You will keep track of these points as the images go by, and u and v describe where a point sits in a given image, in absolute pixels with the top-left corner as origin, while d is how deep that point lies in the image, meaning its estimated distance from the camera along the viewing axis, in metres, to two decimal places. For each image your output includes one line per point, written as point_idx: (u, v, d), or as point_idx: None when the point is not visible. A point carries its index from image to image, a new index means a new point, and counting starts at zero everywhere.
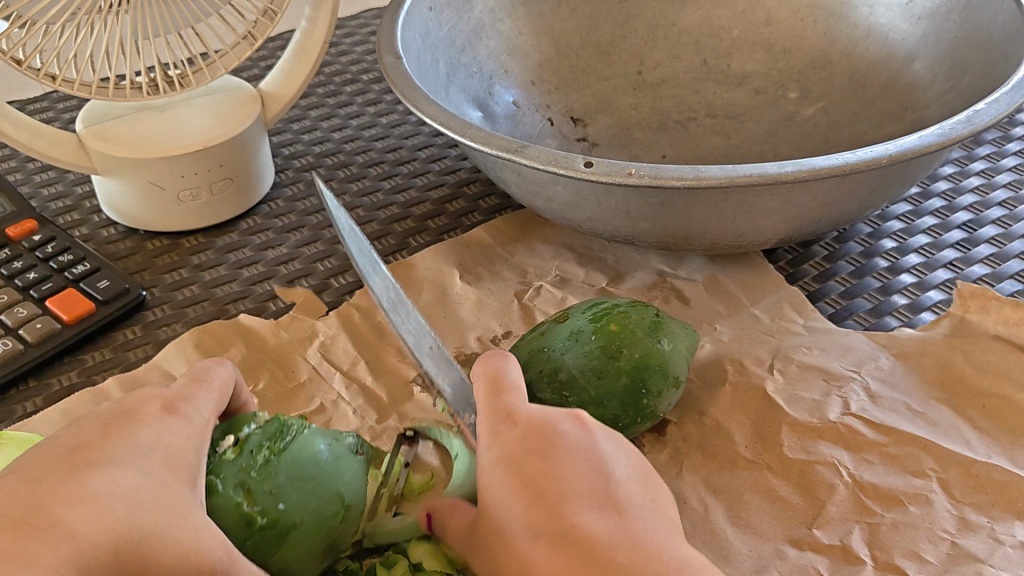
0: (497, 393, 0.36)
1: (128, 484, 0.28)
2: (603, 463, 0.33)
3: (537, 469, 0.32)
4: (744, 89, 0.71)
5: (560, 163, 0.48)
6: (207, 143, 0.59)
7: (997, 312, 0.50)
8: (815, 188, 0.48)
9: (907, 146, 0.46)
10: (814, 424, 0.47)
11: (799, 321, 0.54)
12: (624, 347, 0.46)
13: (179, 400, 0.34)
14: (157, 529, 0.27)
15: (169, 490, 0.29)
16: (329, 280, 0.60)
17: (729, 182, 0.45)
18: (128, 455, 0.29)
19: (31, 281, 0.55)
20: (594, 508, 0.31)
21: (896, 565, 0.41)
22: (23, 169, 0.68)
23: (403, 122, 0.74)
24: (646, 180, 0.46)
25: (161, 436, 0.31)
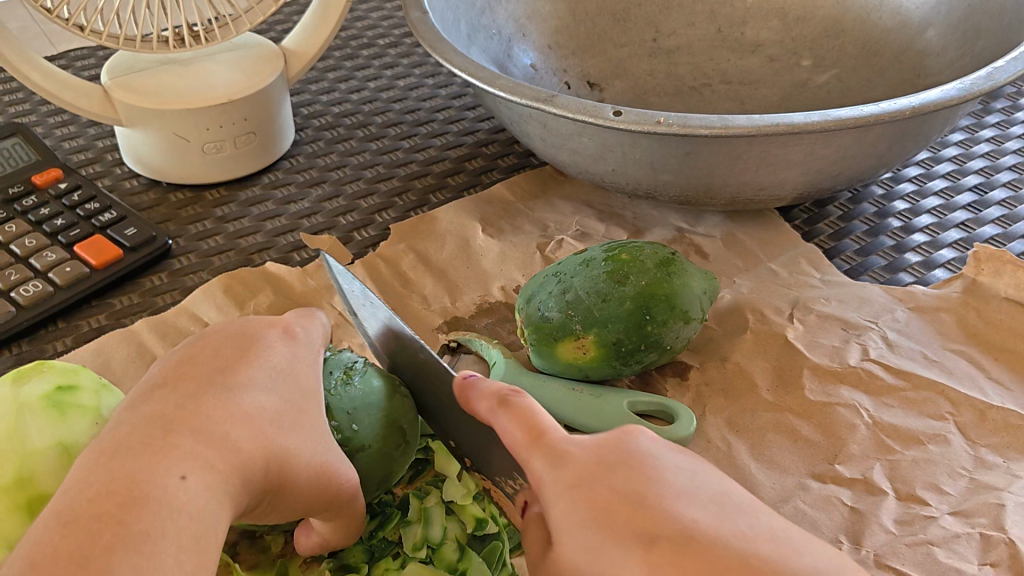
0: (537, 435, 0.30)
1: (271, 404, 0.32)
2: (689, 475, 0.28)
3: (612, 485, 0.28)
4: (758, 56, 0.72)
5: (590, 112, 0.49)
6: (233, 96, 0.60)
7: (1011, 277, 0.51)
8: (837, 139, 0.49)
9: (930, 99, 0.47)
10: (835, 369, 0.49)
11: (816, 276, 0.55)
12: (632, 275, 0.47)
13: (294, 324, 0.36)
14: (294, 446, 0.32)
15: (300, 410, 0.33)
16: (352, 233, 0.60)
17: (756, 131, 0.46)
18: (267, 372, 0.33)
19: (59, 228, 0.56)
20: (696, 508, 0.26)
21: (919, 496, 0.42)
22: (43, 122, 0.68)
23: (421, 85, 0.75)
24: (674, 129, 0.47)
25: (293, 357, 0.35)
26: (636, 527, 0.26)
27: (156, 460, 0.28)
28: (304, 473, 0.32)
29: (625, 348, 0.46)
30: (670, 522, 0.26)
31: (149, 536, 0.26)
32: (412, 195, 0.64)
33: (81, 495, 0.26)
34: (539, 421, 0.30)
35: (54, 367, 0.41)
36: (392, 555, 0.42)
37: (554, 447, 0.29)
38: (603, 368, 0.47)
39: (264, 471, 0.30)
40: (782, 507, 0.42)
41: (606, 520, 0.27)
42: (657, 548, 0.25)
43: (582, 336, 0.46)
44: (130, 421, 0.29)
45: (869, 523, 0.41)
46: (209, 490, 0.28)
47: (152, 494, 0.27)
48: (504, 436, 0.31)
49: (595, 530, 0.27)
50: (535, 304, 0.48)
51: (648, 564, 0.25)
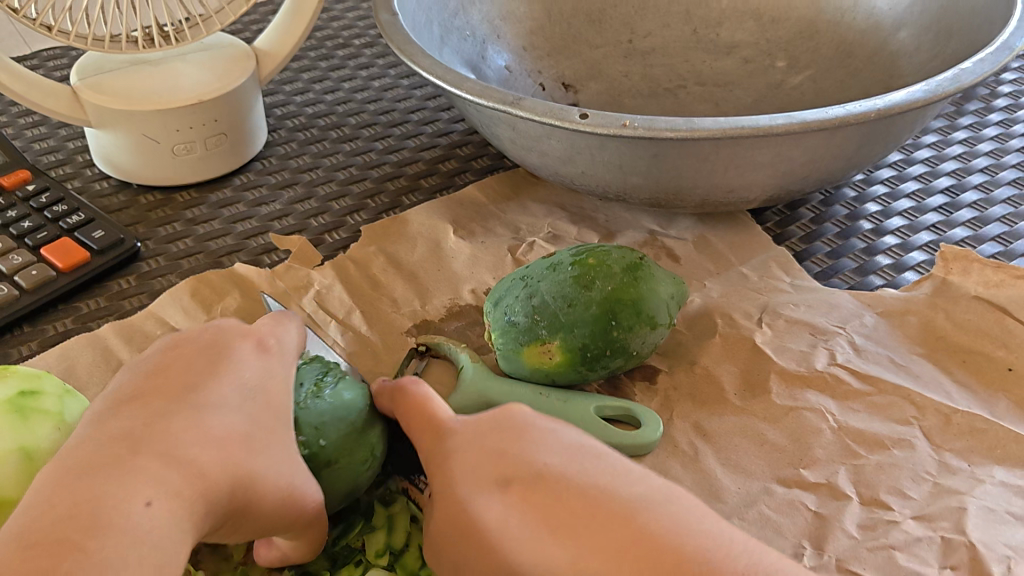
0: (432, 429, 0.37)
1: (239, 425, 0.32)
2: (555, 433, 0.35)
3: (488, 444, 0.34)
4: (733, 58, 0.72)
5: (557, 115, 0.49)
6: (203, 97, 0.60)
7: (978, 274, 0.51)
8: (805, 142, 0.49)
9: (897, 101, 0.47)
10: (802, 373, 0.49)
11: (785, 279, 0.55)
12: (598, 280, 0.47)
13: (267, 337, 0.37)
14: (263, 467, 0.32)
15: (271, 427, 0.34)
16: (323, 235, 0.60)
17: (723, 133, 0.46)
18: (239, 390, 0.34)
19: (25, 230, 0.55)
20: (552, 453, 0.33)
21: (882, 500, 0.42)
22: (14, 123, 0.67)
23: (396, 85, 0.74)
24: (640, 131, 0.47)
25: (265, 373, 0.35)
26: (498, 474, 0.33)
27: (118, 483, 0.28)
28: (273, 493, 0.32)
29: (590, 354, 0.46)
30: (528, 467, 0.32)
31: (108, 563, 0.26)
32: (384, 197, 0.64)
33: (46, 516, 0.27)
34: (435, 412, 0.38)
35: (16, 372, 0.40)
36: (355, 562, 0.42)
37: (439, 422, 0.37)
38: (569, 374, 0.47)
39: (233, 497, 0.31)
40: (746, 513, 0.42)
41: (481, 472, 0.33)
42: (512, 488, 0.32)
43: (548, 341, 0.46)
44: (102, 435, 0.30)
45: (832, 528, 0.41)
46: (173, 518, 0.29)
47: (113, 520, 0.27)
48: (408, 414, 0.39)
49: (470, 484, 0.33)
50: (502, 309, 0.48)
51: (504, 499, 0.32)
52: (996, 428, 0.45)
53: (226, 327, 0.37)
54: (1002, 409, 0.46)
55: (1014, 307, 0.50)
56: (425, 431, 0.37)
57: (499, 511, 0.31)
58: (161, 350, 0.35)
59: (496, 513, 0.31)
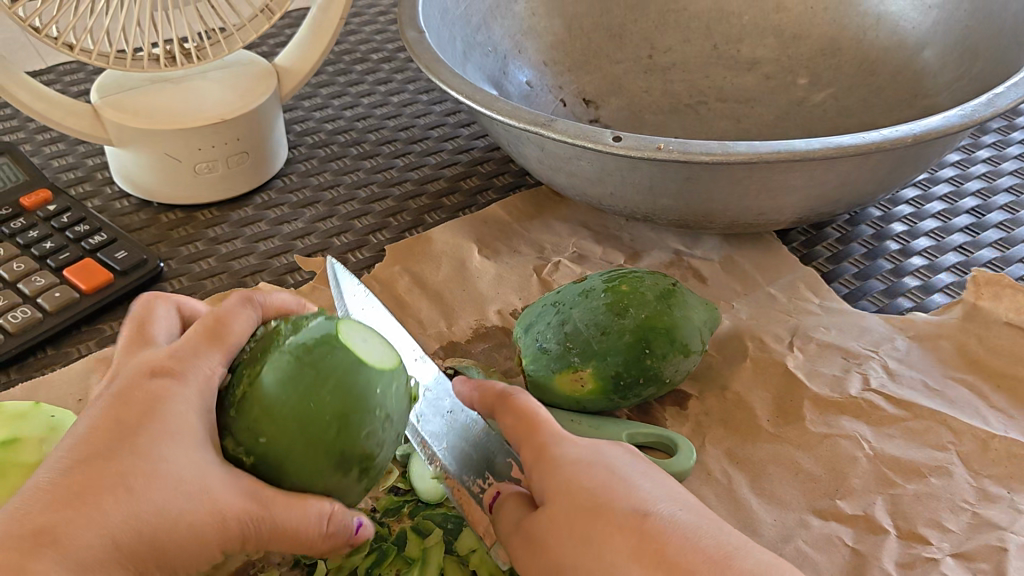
0: (534, 429, 0.35)
1: (146, 477, 0.29)
2: (673, 492, 0.33)
3: (608, 478, 0.32)
4: (754, 74, 0.72)
5: (588, 137, 0.48)
6: (226, 116, 0.59)
7: (1011, 300, 0.50)
8: (839, 166, 0.49)
9: (931, 128, 0.47)
10: (835, 399, 0.48)
11: (814, 301, 0.54)
12: (632, 306, 0.47)
13: (176, 359, 0.32)
14: (162, 522, 0.29)
15: (189, 464, 0.30)
16: (346, 254, 0.60)
17: (757, 159, 0.46)
18: (155, 441, 0.30)
19: (47, 251, 0.55)
20: (680, 513, 0.32)
21: (920, 534, 0.42)
22: (32, 140, 0.67)
23: (416, 101, 0.74)
24: (674, 155, 0.47)
25: (178, 405, 0.31)
26: (627, 518, 0.31)
27: None
28: (183, 542, 0.29)
29: (623, 381, 0.46)
30: (659, 523, 0.31)
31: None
32: (407, 216, 0.63)
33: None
34: (537, 415, 0.35)
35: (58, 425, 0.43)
36: None
37: (559, 437, 0.34)
38: (601, 401, 0.47)
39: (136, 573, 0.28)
40: (782, 546, 0.42)
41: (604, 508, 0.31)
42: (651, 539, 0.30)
43: (580, 369, 0.46)
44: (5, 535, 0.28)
45: (871, 564, 0.41)
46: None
47: None
48: (518, 418, 0.35)
49: (591, 519, 0.31)
50: (533, 335, 0.47)
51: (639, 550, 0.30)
52: None
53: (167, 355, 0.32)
54: None
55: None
56: (543, 443, 0.34)
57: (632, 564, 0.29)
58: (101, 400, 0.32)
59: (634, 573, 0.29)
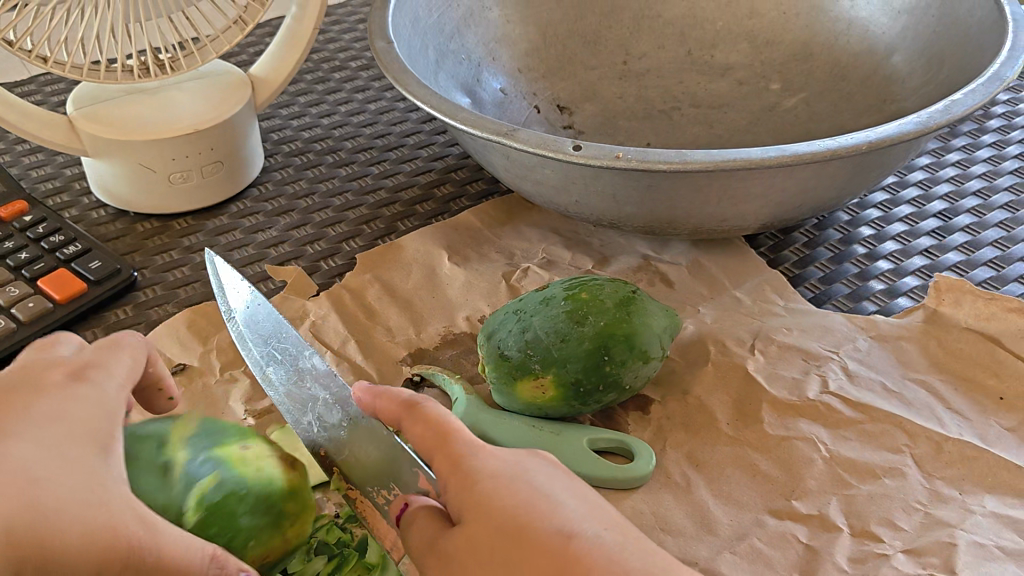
0: (447, 442, 0.35)
1: (31, 461, 0.30)
2: (591, 501, 0.34)
3: (525, 495, 0.33)
4: (728, 79, 0.73)
5: (549, 146, 0.49)
6: (198, 126, 0.60)
7: (972, 305, 0.51)
8: (798, 173, 0.49)
9: (888, 134, 0.48)
10: (794, 402, 0.49)
11: (779, 303, 0.55)
12: (591, 314, 0.47)
13: (88, 366, 0.35)
14: (54, 502, 0.29)
15: (73, 453, 0.31)
16: (319, 262, 0.60)
17: (715, 166, 0.47)
18: (26, 423, 0.31)
19: (22, 261, 0.56)
20: (599, 526, 0.32)
21: (872, 531, 0.43)
22: (11, 151, 0.68)
23: (392, 108, 0.75)
24: (633, 163, 0.48)
25: (78, 401, 0.33)
26: (547, 538, 0.31)
27: None
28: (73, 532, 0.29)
29: (583, 388, 0.46)
30: (580, 539, 0.31)
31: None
32: (380, 223, 0.64)
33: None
34: (448, 425, 0.36)
35: None
36: None
37: (474, 446, 0.35)
38: (563, 407, 0.47)
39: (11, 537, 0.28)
40: (736, 546, 0.43)
41: (523, 528, 0.32)
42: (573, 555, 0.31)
43: (540, 375, 0.46)
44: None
45: (823, 561, 0.41)
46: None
47: None
48: (431, 429, 0.36)
49: (512, 530, 0.32)
50: (495, 342, 0.48)
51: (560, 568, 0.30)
52: (986, 455, 0.45)
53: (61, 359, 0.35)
54: (994, 435, 0.46)
55: (1005, 337, 0.50)
56: (457, 454, 0.35)
57: None
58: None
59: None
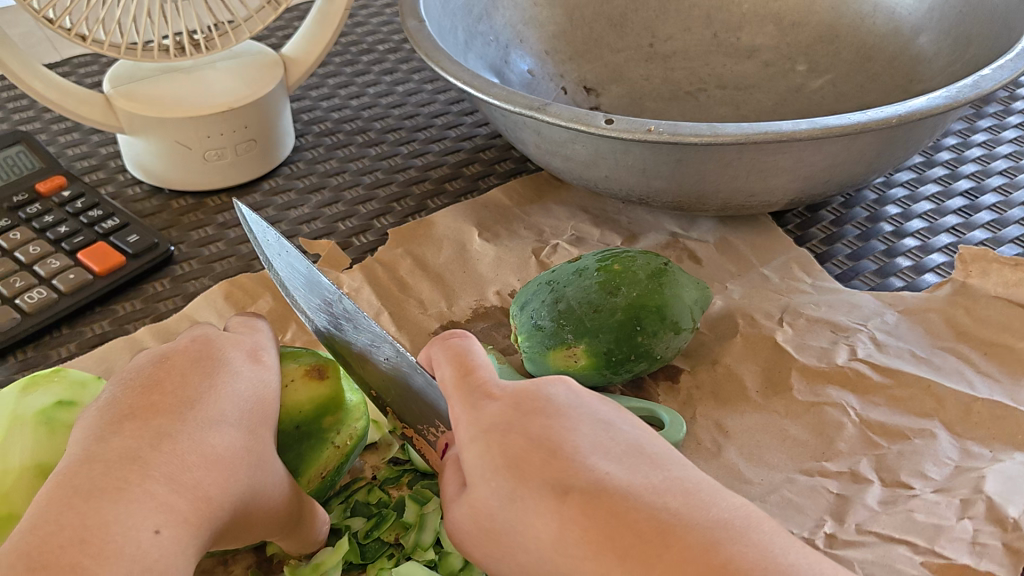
0: (466, 376, 0.35)
1: (237, 442, 0.34)
2: (606, 429, 0.33)
3: (530, 432, 0.33)
4: (754, 61, 0.73)
5: (581, 120, 0.50)
6: (233, 104, 0.61)
7: (997, 274, 0.52)
8: (826, 146, 0.50)
9: (916, 108, 0.48)
10: (823, 368, 0.49)
11: (807, 280, 0.56)
12: (623, 285, 0.48)
13: (259, 348, 0.39)
14: (258, 483, 0.34)
15: (263, 434, 0.35)
16: (351, 238, 0.61)
17: (745, 139, 0.47)
18: (224, 403, 0.35)
19: (62, 234, 0.57)
20: (608, 458, 0.32)
21: (904, 481, 0.43)
22: (47, 130, 0.69)
23: (420, 90, 0.76)
24: (665, 136, 0.48)
25: (257, 380, 0.37)
26: (549, 476, 0.31)
27: (130, 508, 0.29)
28: (263, 511, 0.34)
29: (615, 357, 0.47)
30: (585, 474, 0.31)
31: (103, 564, 0.28)
32: (410, 201, 0.65)
33: (33, 538, 0.28)
34: (471, 367, 0.36)
35: (65, 377, 0.41)
36: (387, 556, 0.43)
37: (479, 391, 0.35)
38: (594, 376, 0.48)
39: (230, 508, 0.32)
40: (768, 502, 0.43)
41: (525, 466, 0.32)
42: (571, 496, 0.30)
43: (573, 345, 0.47)
44: (93, 459, 0.31)
45: (855, 505, 0.42)
46: (180, 542, 0.30)
47: (123, 549, 0.28)
48: (445, 377, 0.36)
49: (509, 479, 0.32)
50: (528, 312, 0.49)
51: (561, 510, 0.30)
52: (1016, 413, 0.45)
53: (202, 338, 0.38)
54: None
55: None
56: (462, 407, 0.35)
57: (555, 525, 0.30)
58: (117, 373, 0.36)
59: (547, 523, 0.30)
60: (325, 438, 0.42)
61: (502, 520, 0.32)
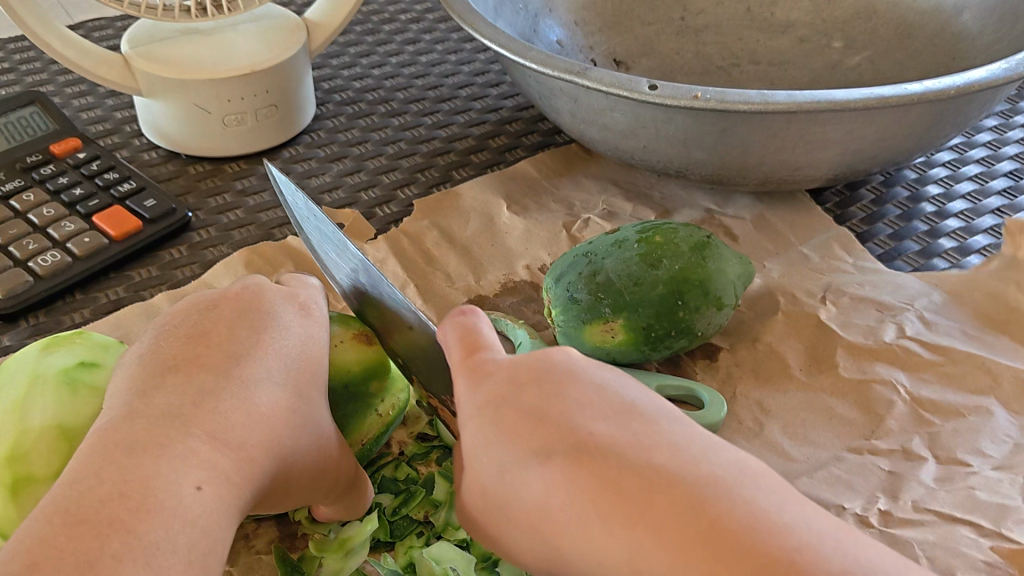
0: (472, 351, 0.33)
1: (280, 401, 0.34)
2: (604, 390, 0.31)
3: (522, 399, 0.31)
4: (789, 37, 0.71)
5: (624, 85, 0.47)
6: (255, 66, 0.58)
7: None
8: (877, 117, 0.48)
9: (975, 79, 0.46)
10: (870, 346, 0.48)
11: (848, 260, 0.54)
12: (665, 258, 0.46)
13: (310, 302, 0.39)
14: (301, 445, 0.34)
15: (309, 394, 0.35)
16: (375, 209, 0.59)
17: (795, 108, 0.45)
18: (267, 360, 0.35)
19: (77, 197, 0.55)
20: (601, 418, 0.30)
21: (960, 458, 0.42)
22: (61, 92, 0.67)
23: (444, 61, 0.74)
24: (711, 104, 0.46)
25: (306, 337, 0.37)
26: (538, 442, 0.29)
27: (170, 463, 0.29)
28: (308, 474, 0.35)
29: (654, 333, 0.45)
30: (574, 437, 0.29)
31: (144, 517, 0.28)
32: (435, 171, 0.63)
33: (74, 491, 0.28)
34: (475, 338, 0.34)
35: (87, 339, 0.40)
36: (415, 535, 0.41)
37: (478, 361, 0.33)
38: (631, 353, 0.46)
39: (272, 468, 0.32)
40: (816, 476, 0.42)
41: (514, 434, 0.30)
42: (558, 460, 0.29)
43: (611, 320, 0.45)
44: (136, 414, 0.31)
45: (909, 481, 0.41)
46: (221, 499, 0.30)
47: (163, 503, 0.28)
48: (447, 353, 0.34)
49: (501, 448, 0.30)
50: (564, 285, 0.47)
51: (549, 476, 0.29)
52: None
53: (253, 287, 0.38)
54: None
55: None
56: (460, 379, 0.33)
57: (545, 491, 0.29)
58: (160, 320, 0.36)
59: (538, 491, 0.29)
60: (369, 403, 0.42)
61: (495, 490, 0.30)
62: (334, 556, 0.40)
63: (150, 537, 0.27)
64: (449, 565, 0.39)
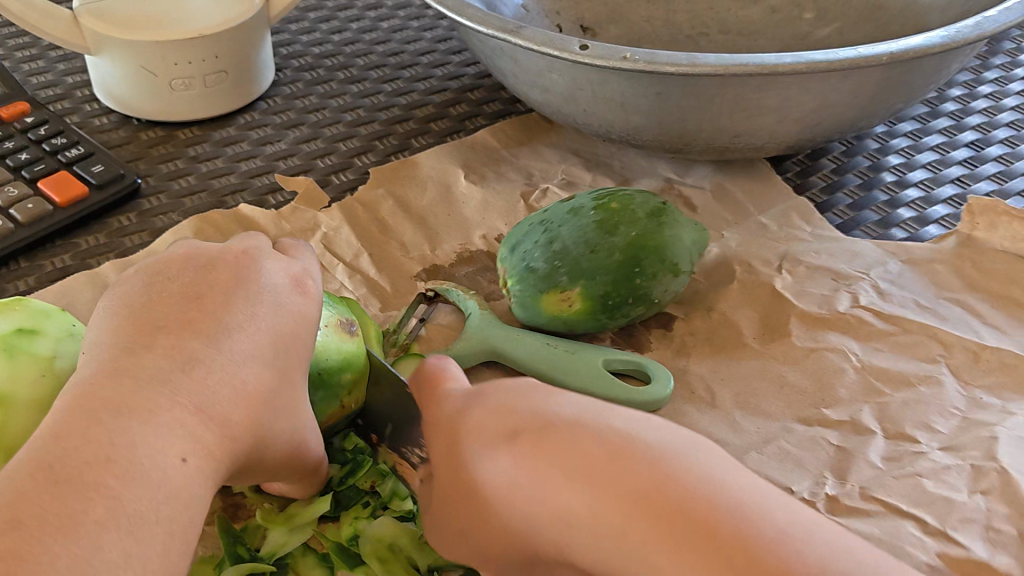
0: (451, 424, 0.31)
1: (265, 377, 0.32)
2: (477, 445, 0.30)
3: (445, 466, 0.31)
4: (759, 7, 0.68)
5: (556, 45, 0.46)
6: (203, 32, 0.56)
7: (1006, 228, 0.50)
8: (812, 82, 0.47)
9: (911, 46, 0.45)
10: (823, 315, 0.48)
11: (807, 228, 0.54)
12: (621, 225, 0.45)
13: (305, 274, 0.37)
14: (279, 423, 0.33)
15: (292, 376, 0.34)
16: (330, 176, 0.58)
17: (723, 71, 0.44)
18: (257, 330, 0.33)
19: (22, 162, 0.53)
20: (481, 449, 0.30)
21: (909, 435, 0.42)
22: (10, 56, 0.65)
23: (406, 27, 0.72)
24: (640, 65, 0.45)
25: (299, 312, 0.35)
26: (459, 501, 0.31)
27: (154, 430, 0.28)
28: (279, 450, 0.33)
29: (611, 302, 0.45)
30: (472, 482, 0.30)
31: (129, 484, 0.27)
32: (393, 140, 0.62)
33: (55, 446, 0.27)
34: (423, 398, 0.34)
35: (26, 305, 0.39)
36: (362, 504, 0.41)
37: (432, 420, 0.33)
38: (587, 322, 0.45)
39: (249, 445, 0.31)
40: (766, 449, 0.42)
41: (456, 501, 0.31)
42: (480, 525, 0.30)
43: (567, 288, 0.45)
44: (116, 374, 0.30)
45: (857, 459, 0.41)
46: (203, 474, 0.29)
47: (147, 471, 0.28)
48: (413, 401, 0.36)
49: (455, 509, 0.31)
50: (520, 254, 0.46)
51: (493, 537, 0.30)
52: None
53: (255, 252, 0.36)
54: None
55: None
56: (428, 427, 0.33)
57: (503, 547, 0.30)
58: (148, 270, 0.34)
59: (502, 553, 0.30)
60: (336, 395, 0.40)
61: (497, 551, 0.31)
62: (278, 529, 0.39)
63: (132, 505, 0.27)
64: (390, 540, 0.39)
